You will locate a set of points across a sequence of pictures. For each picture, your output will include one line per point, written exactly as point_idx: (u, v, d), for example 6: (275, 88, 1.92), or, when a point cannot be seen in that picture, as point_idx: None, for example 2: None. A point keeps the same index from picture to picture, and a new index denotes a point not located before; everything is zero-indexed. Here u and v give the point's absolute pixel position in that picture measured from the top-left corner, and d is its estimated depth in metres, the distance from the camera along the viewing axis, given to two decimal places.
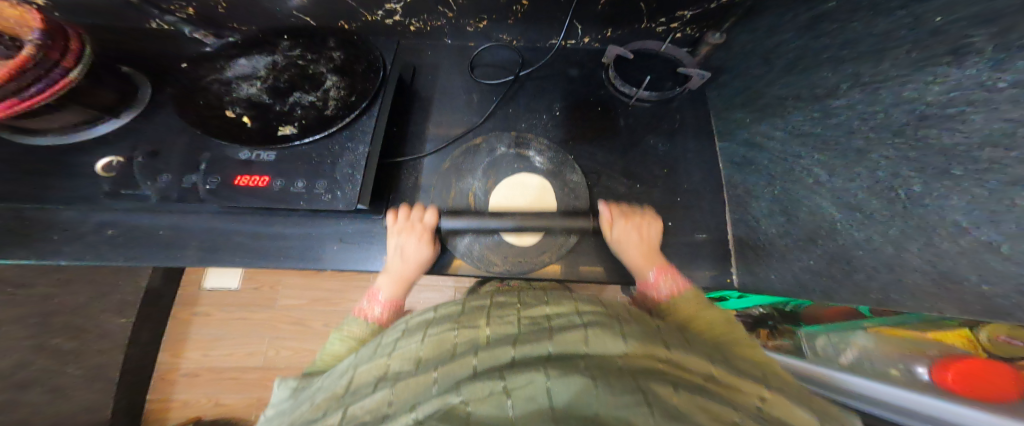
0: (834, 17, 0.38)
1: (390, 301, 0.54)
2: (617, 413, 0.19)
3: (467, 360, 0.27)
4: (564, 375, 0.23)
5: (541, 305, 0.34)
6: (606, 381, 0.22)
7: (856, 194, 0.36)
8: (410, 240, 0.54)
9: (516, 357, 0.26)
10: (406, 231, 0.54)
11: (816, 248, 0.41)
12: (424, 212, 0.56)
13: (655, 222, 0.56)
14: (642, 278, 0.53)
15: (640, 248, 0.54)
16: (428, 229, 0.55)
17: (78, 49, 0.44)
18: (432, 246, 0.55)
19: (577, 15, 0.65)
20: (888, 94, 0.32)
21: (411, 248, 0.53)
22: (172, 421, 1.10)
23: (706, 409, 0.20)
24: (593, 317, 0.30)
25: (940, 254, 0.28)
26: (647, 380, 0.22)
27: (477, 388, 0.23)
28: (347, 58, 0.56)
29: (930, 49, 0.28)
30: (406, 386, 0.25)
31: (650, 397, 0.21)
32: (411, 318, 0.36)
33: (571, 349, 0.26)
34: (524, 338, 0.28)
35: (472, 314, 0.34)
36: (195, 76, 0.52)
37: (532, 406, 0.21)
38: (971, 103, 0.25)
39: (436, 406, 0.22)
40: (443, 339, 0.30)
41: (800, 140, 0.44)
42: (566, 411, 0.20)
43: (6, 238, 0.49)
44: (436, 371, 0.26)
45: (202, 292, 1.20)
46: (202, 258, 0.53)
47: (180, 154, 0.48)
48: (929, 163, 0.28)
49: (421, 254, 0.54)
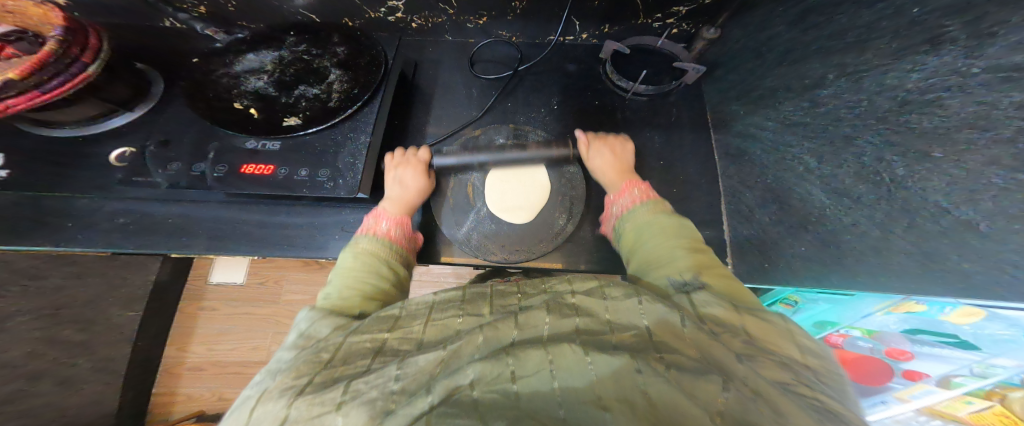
0: (821, 9, 0.39)
1: (398, 220, 0.54)
2: (625, 395, 0.21)
3: (474, 340, 0.27)
4: (567, 355, 0.24)
5: (540, 292, 0.34)
6: (605, 361, 0.24)
7: (843, 180, 0.36)
8: (406, 172, 0.57)
9: (519, 340, 0.27)
10: (397, 164, 0.57)
11: (806, 235, 0.42)
12: (417, 150, 0.60)
13: (627, 144, 0.61)
14: (616, 196, 0.56)
15: (616, 166, 0.58)
16: (422, 162, 0.58)
17: (96, 45, 0.45)
18: (427, 178, 0.57)
19: (574, 11, 0.66)
20: (871, 82, 0.33)
21: (408, 177, 0.56)
22: (177, 415, 1.12)
23: (699, 386, 0.21)
24: (591, 303, 0.31)
25: (922, 234, 0.29)
26: (644, 358, 0.24)
27: (486, 368, 0.23)
28: (350, 53, 0.57)
29: (909, 38, 0.29)
30: (417, 365, 0.25)
31: (641, 362, 0.24)
32: (408, 299, 0.35)
33: (567, 327, 0.28)
34: (524, 319, 0.29)
35: (476, 301, 0.34)
36: (204, 71, 0.54)
37: (539, 385, 0.22)
38: (948, 88, 0.26)
39: (444, 390, 0.22)
40: (447, 325, 0.31)
41: (790, 130, 0.44)
42: (574, 395, 0.21)
43: (22, 227, 0.51)
44: (444, 352, 0.27)
45: (208, 286, 1.23)
46: (209, 247, 0.54)
47: (189, 145, 0.50)
48: (911, 148, 0.29)
49: (416, 183, 0.56)
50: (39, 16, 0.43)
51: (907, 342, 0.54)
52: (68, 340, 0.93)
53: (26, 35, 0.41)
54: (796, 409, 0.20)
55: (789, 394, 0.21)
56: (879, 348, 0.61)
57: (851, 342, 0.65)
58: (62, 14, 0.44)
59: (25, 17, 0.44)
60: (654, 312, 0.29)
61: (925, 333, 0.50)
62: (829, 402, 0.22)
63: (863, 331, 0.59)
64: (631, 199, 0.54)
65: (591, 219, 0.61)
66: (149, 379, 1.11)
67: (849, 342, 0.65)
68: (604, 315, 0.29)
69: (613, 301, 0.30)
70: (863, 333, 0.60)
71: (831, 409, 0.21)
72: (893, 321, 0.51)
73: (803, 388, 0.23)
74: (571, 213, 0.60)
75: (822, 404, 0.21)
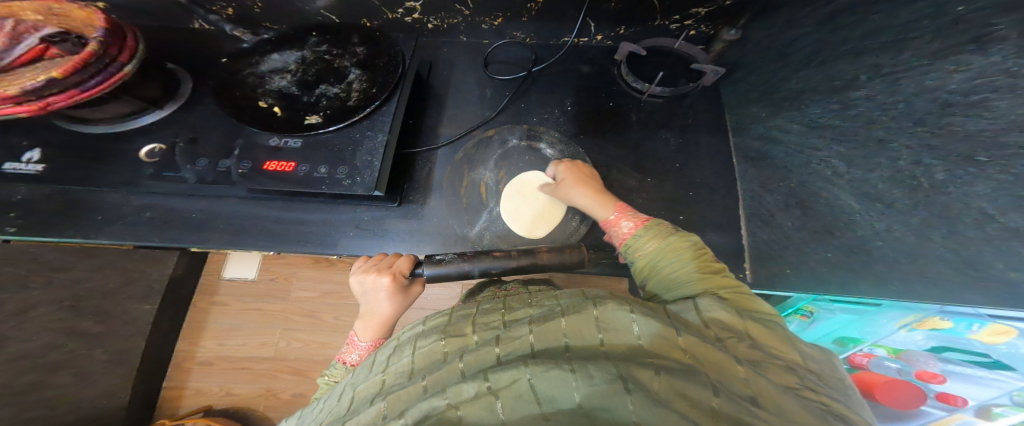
0: (852, 9, 0.38)
1: (370, 347, 0.52)
2: (601, 404, 0.21)
3: (454, 365, 0.27)
4: (547, 370, 0.23)
5: (525, 305, 0.35)
6: (586, 373, 0.23)
7: (875, 184, 0.35)
8: (376, 294, 0.49)
9: (503, 357, 0.27)
10: (370, 289, 0.48)
11: (833, 241, 0.41)
12: (396, 257, 0.51)
13: (591, 169, 0.58)
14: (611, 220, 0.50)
15: (592, 190, 0.54)
16: (395, 278, 0.49)
17: (133, 47, 0.46)
18: (397, 301, 0.50)
19: (590, 12, 0.66)
20: (909, 83, 0.31)
21: (376, 303, 0.49)
22: (186, 409, 1.13)
23: (687, 393, 0.21)
24: (578, 307, 0.30)
25: (966, 242, 0.28)
26: (628, 367, 0.23)
27: (465, 389, 0.24)
28: (369, 53, 0.58)
29: (952, 37, 0.28)
30: (397, 398, 0.26)
31: (629, 382, 0.22)
32: (401, 334, 0.36)
33: (556, 341, 0.27)
34: (506, 336, 0.29)
35: (458, 323, 0.34)
36: (230, 70, 0.55)
37: (523, 410, 0.22)
38: (996, 90, 0.25)
39: (427, 411, 0.23)
40: (432, 350, 0.31)
41: (817, 133, 0.43)
42: (557, 409, 0.21)
43: (54, 219, 0.52)
44: (424, 380, 0.27)
45: (221, 281, 1.25)
46: (228, 242, 0.55)
47: (216, 142, 0.51)
48: (951, 151, 0.28)
49: (390, 305, 0.50)
50: (83, 19, 0.44)
51: (935, 361, 0.55)
52: (85, 331, 0.96)
53: (70, 36, 0.41)
54: (795, 406, 0.22)
55: (785, 394, 0.23)
56: (908, 370, 0.62)
57: (877, 363, 0.66)
58: (105, 16, 0.45)
59: (70, 20, 0.45)
60: (645, 324, 0.27)
61: (952, 350, 0.50)
62: (827, 399, 0.24)
63: (887, 350, 0.61)
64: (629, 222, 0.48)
65: None
66: (160, 372, 1.13)
67: (875, 363, 0.66)
68: (593, 312, 0.29)
69: (600, 307, 0.29)
70: (888, 353, 0.62)
71: (835, 412, 0.23)
72: (920, 337, 0.53)
73: (808, 392, 0.24)
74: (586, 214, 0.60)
75: (824, 404, 0.23)
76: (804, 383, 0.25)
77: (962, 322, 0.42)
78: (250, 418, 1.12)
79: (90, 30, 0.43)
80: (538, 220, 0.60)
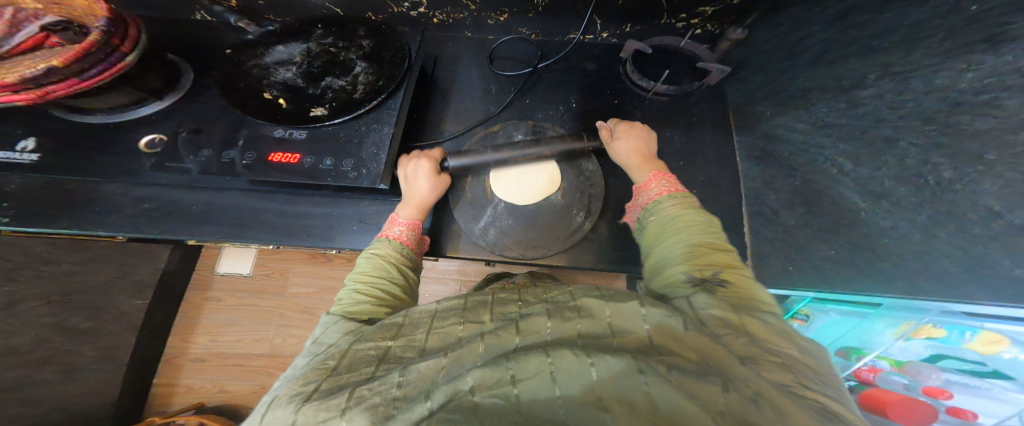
0: (864, 9, 0.39)
1: (411, 224, 0.52)
2: (620, 397, 0.21)
3: (476, 347, 0.27)
4: (569, 361, 0.23)
5: (540, 301, 0.33)
6: (608, 365, 0.23)
7: (882, 182, 0.36)
8: (420, 170, 0.54)
9: (521, 347, 0.27)
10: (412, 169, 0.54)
11: (838, 238, 0.41)
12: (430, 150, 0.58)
13: (650, 133, 0.59)
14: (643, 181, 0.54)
15: (640, 150, 0.56)
16: (433, 158, 0.56)
17: (135, 36, 0.45)
18: (438, 178, 0.54)
19: (597, 9, 0.66)
20: (919, 83, 0.32)
21: (419, 176, 0.54)
22: (177, 406, 1.11)
23: (698, 394, 0.21)
24: (593, 309, 0.30)
25: (972, 239, 0.29)
26: (644, 360, 0.24)
27: (485, 374, 0.23)
28: (375, 46, 0.57)
29: (966, 36, 0.28)
30: (417, 372, 0.26)
31: (644, 363, 0.23)
32: (410, 307, 0.34)
33: (569, 331, 0.28)
34: (527, 325, 0.29)
35: (476, 307, 0.33)
36: (235, 62, 0.54)
37: (541, 393, 0.22)
38: (1008, 88, 0.25)
39: (447, 395, 0.23)
40: (448, 332, 0.31)
41: (824, 132, 0.44)
42: (574, 398, 0.22)
43: (48, 209, 0.51)
44: (445, 357, 0.27)
45: (215, 276, 1.23)
46: (229, 234, 0.54)
47: (220, 132, 0.50)
48: (960, 149, 0.29)
49: (428, 185, 0.53)
50: (83, 7, 0.43)
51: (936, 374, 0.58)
52: (74, 326, 0.94)
53: (71, 24, 0.40)
54: (794, 408, 0.20)
55: (785, 396, 0.21)
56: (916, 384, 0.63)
57: (884, 377, 0.68)
58: (108, 6, 0.44)
59: None
60: (654, 315, 0.28)
61: (949, 358, 0.54)
62: (829, 404, 0.22)
63: (890, 362, 0.65)
64: (658, 187, 0.51)
65: (609, 217, 0.60)
66: (151, 369, 1.11)
67: (882, 378, 0.68)
68: (606, 319, 0.29)
69: (614, 309, 0.29)
70: (892, 365, 0.65)
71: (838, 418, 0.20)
72: (918, 347, 0.56)
73: (806, 391, 0.22)
74: (590, 210, 0.59)
75: (827, 409, 0.21)
76: (801, 380, 0.23)
77: (954, 329, 0.46)
78: (244, 415, 1.11)
79: (91, 20, 0.42)
80: (539, 215, 0.58)
